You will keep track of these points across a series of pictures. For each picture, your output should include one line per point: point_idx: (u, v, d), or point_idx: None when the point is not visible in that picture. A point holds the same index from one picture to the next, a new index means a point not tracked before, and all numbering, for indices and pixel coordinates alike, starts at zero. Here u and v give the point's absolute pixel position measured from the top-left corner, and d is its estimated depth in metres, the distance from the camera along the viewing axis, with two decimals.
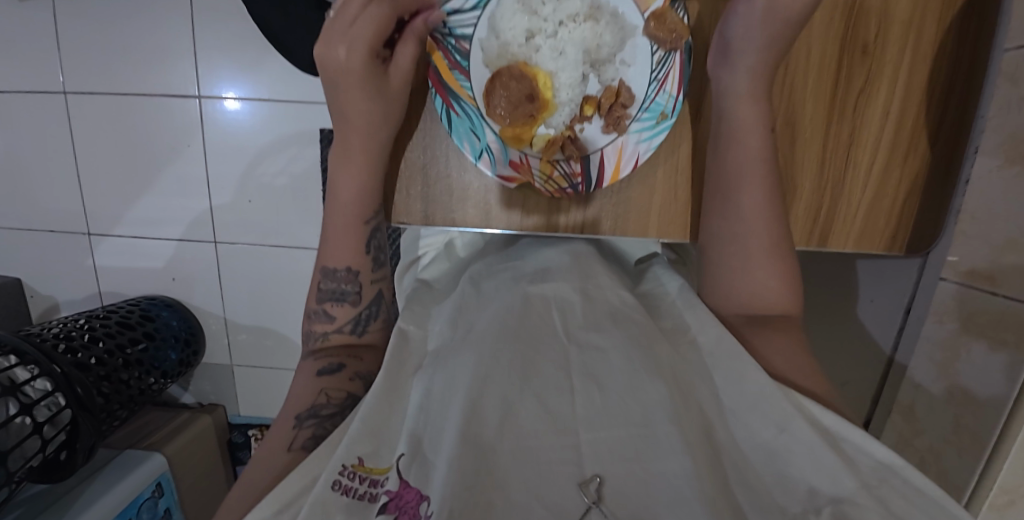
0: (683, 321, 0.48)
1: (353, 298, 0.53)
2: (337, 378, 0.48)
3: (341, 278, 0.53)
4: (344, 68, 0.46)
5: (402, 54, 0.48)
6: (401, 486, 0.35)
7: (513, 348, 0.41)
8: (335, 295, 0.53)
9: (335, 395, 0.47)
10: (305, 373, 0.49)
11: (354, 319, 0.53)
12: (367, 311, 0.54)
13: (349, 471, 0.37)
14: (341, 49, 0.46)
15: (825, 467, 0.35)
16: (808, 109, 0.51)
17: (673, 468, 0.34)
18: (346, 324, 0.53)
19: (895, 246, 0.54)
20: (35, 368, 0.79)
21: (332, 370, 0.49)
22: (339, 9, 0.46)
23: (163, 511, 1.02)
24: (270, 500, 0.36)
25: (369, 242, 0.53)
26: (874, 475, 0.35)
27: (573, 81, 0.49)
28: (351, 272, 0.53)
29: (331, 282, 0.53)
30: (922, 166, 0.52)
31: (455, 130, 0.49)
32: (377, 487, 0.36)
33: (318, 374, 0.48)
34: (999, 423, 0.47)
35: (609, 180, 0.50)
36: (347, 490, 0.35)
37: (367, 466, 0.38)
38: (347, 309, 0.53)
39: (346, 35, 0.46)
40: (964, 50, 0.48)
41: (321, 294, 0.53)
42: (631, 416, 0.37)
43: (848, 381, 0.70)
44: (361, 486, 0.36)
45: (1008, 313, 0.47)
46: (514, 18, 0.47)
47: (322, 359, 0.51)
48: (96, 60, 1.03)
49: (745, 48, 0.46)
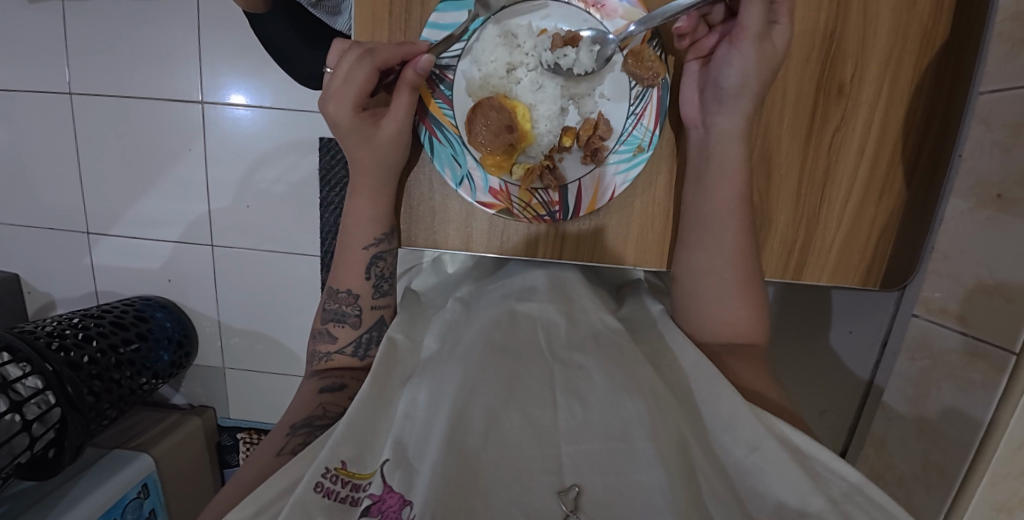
0: (661, 346, 0.50)
1: (353, 320, 0.56)
2: (336, 395, 0.50)
3: (342, 299, 0.56)
4: (337, 123, 0.50)
5: (398, 105, 0.48)
6: (384, 490, 0.35)
7: (496, 361, 0.43)
8: (336, 315, 0.56)
9: (332, 409, 0.48)
10: (308, 390, 0.51)
11: (355, 341, 0.55)
12: (368, 334, 0.56)
13: (332, 474, 0.37)
14: (331, 105, 0.49)
15: (794, 484, 0.35)
16: (785, 144, 0.51)
17: (650, 479, 0.35)
18: (348, 345, 0.55)
19: (869, 281, 0.55)
20: (27, 366, 0.80)
21: (334, 388, 0.51)
22: (334, 68, 0.49)
23: (148, 512, 1.02)
24: (245, 503, 0.36)
25: (369, 269, 0.56)
26: (842, 494, 0.36)
27: (551, 113, 0.50)
28: (352, 295, 0.56)
29: (333, 303, 0.56)
30: (899, 203, 0.52)
31: (437, 156, 0.51)
32: (359, 491, 0.37)
33: (320, 391, 0.50)
34: (967, 461, 0.48)
35: (586, 210, 0.51)
36: (329, 493, 0.36)
37: (351, 470, 0.38)
38: (348, 330, 0.55)
39: (337, 93, 0.49)
40: (940, 92, 0.49)
41: (324, 314, 0.56)
42: (611, 429, 0.38)
43: (826, 410, 0.71)
44: (343, 489, 0.36)
45: (978, 354, 0.48)
46: (495, 51, 0.48)
47: (326, 378, 0.53)
48: (104, 63, 1.05)
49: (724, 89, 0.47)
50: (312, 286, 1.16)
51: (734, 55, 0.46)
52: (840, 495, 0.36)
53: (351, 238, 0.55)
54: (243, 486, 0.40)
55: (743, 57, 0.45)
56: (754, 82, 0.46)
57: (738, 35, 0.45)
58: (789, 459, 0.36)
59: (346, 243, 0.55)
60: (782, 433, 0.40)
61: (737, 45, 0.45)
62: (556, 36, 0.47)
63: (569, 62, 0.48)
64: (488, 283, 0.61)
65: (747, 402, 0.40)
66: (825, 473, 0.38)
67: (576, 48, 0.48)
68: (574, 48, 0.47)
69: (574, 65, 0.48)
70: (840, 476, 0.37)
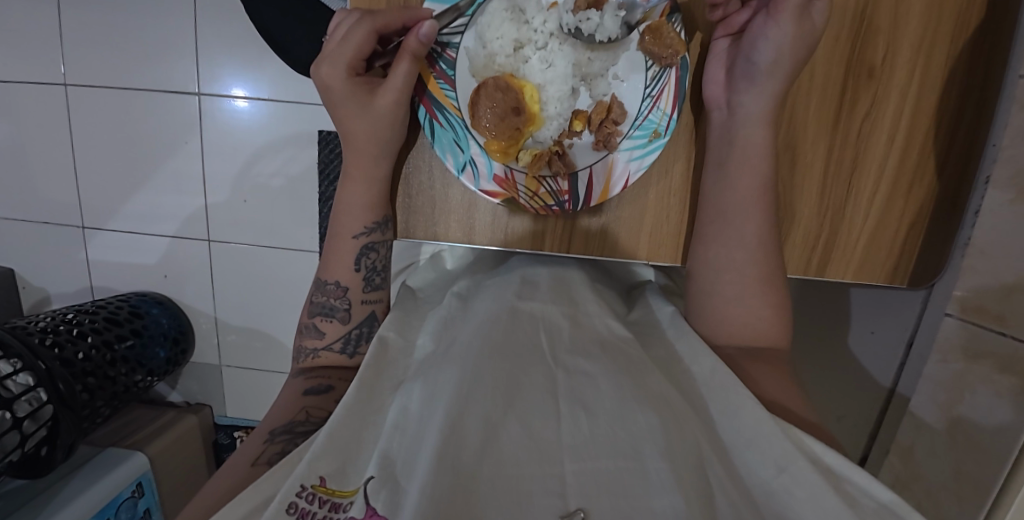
0: (676, 351, 0.47)
1: (342, 314, 0.53)
2: (320, 398, 0.47)
3: (331, 292, 0.53)
4: (328, 87, 0.47)
5: (396, 73, 0.45)
6: (366, 513, 0.32)
7: (496, 365, 0.40)
8: (324, 309, 0.53)
9: (315, 414, 0.45)
10: (291, 391, 0.48)
11: (343, 337, 0.52)
12: (358, 329, 0.53)
13: (308, 492, 0.34)
14: (325, 67, 0.46)
15: (825, 509, 0.32)
16: (810, 131, 0.48)
17: (662, 504, 0.32)
18: (336, 341, 0.52)
19: (896, 279, 0.52)
20: (19, 362, 0.78)
21: (320, 391, 0.48)
22: (333, 30, 0.46)
23: (143, 512, 1.00)
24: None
25: (360, 260, 0.53)
26: (877, 515, 0.33)
27: (561, 95, 0.47)
28: (341, 288, 0.53)
29: (321, 296, 0.53)
30: (929, 197, 0.49)
31: (438, 141, 0.47)
32: (337, 512, 0.33)
33: (305, 393, 0.48)
34: (1004, 472, 0.45)
35: (597, 199, 0.48)
36: (304, 514, 0.33)
37: (330, 487, 0.35)
38: (336, 325, 0.52)
39: (333, 56, 0.46)
40: (976, 77, 0.46)
41: (312, 308, 0.53)
42: (620, 445, 0.35)
43: (845, 415, 0.68)
44: (320, 509, 0.33)
45: (1017, 356, 0.44)
46: (502, 27, 0.45)
47: (312, 378, 0.50)
48: (98, 52, 1.02)
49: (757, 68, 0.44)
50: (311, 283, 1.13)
51: (771, 28, 0.43)
52: (877, 517, 0.33)
53: (345, 227, 0.52)
54: (217, 495, 0.37)
55: (779, 33, 0.42)
56: (788, 61, 0.43)
57: (778, 6, 0.42)
58: (822, 482, 0.34)
59: (339, 234, 0.52)
60: (811, 451, 0.37)
61: (775, 16, 0.42)
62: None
63: (591, 26, 0.45)
64: (486, 279, 0.58)
65: (772, 415, 0.38)
66: (858, 495, 0.35)
67: (600, 11, 0.45)
68: (598, 12, 0.45)
69: (597, 29, 0.45)
70: (877, 501, 0.34)
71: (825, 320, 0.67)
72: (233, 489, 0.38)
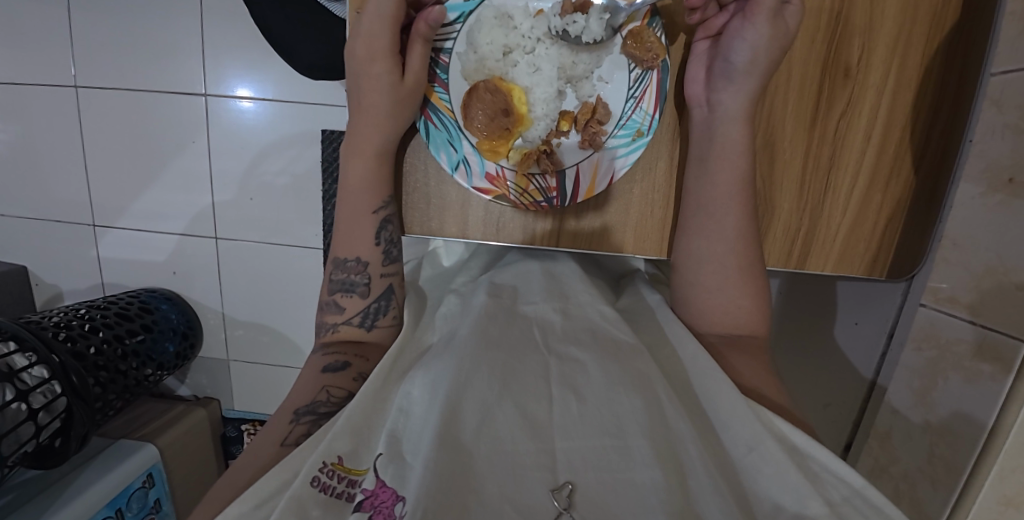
0: (661, 336, 0.50)
1: (362, 289, 0.54)
2: (341, 377, 0.48)
3: (351, 268, 0.54)
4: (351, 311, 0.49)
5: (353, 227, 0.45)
6: (376, 485, 0.35)
7: (492, 354, 0.42)
8: (345, 286, 0.54)
9: (336, 393, 0.46)
10: (312, 369, 0.49)
11: (362, 311, 0.53)
12: (376, 304, 0.54)
13: (328, 469, 0.37)
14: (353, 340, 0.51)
15: (790, 485, 0.35)
16: (789, 130, 0.50)
17: (645, 478, 0.35)
18: (355, 316, 0.54)
19: (875, 271, 0.53)
20: (33, 355, 0.81)
21: (337, 368, 0.49)
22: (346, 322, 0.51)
23: (153, 501, 1.04)
24: (248, 495, 0.36)
25: (378, 234, 0.53)
26: (842, 497, 0.36)
27: (548, 96, 0.49)
28: (361, 264, 0.53)
29: (341, 273, 0.54)
30: (905, 191, 0.51)
31: (432, 140, 0.50)
32: (355, 487, 0.37)
33: (323, 371, 0.49)
34: (972, 457, 0.47)
35: (583, 196, 0.50)
36: (325, 487, 0.36)
37: (347, 465, 0.38)
38: (357, 300, 0.53)
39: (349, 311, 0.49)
40: (950, 77, 0.47)
41: (331, 285, 0.54)
42: (605, 424, 0.38)
43: (830, 402, 0.69)
44: (339, 485, 0.37)
45: (985, 345, 0.46)
46: (492, 32, 0.47)
47: (330, 354, 0.51)
48: (107, 55, 1.06)
49: (735, 72, 0.46)
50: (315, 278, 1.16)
51: (748, 29, 0.45)
52: (843, 503, 0.35)
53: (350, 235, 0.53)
54: (245, 479, 0.40)
55: (756, 33, 0.45)
56: (764, 59, 0.45)
57: (752, 8, 0.44)
58: (790, 463, 0.36)
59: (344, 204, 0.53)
60: (780, 431, 0.40)
61: (750, 19, 0.45)
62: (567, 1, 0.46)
63: (578, 29, 0.47)
64: (483, 275, 0.60)
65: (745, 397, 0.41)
66: (825, 475, 0.37)
67: (586, 14, 0.46)
68: (584, 15, 0.46)
69: (582, 32, 0.47)
70: (840, 479, 0.37)
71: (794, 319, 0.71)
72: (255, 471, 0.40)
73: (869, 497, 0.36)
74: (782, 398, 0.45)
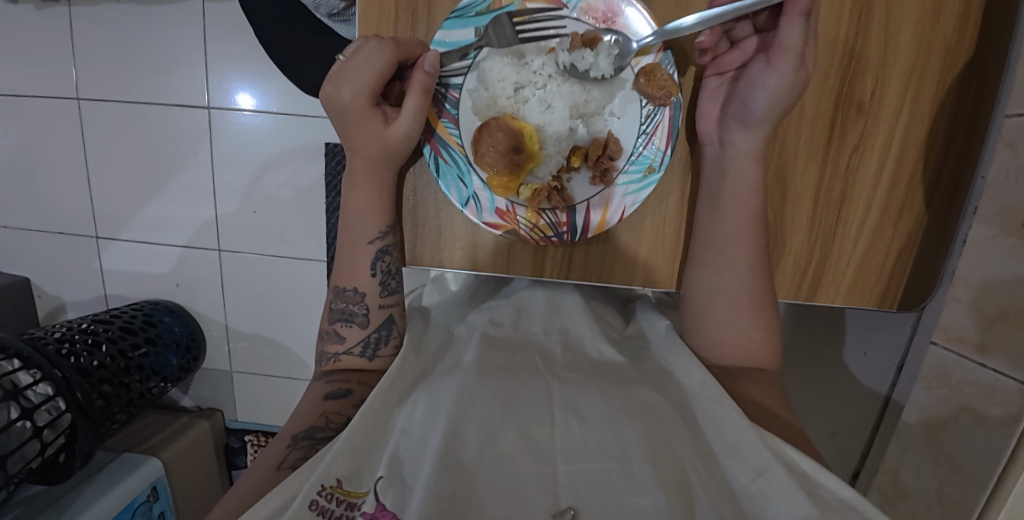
0: (669, 366, 0.50)
1: (361, 319, 0.53)
2: (339, 403, 0.48)
3: (350, 298, 0.54)
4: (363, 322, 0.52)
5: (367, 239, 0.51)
6: (376, 508, 0.34)
7: (494, 383, 0.43)
8: (344, 315, 0.54)
9: (334, 419, 0.46)
10: (312, 396, 0.49)
11: (362, 341, 0.53)
12: (377, 334, 0.53)
13: (327, 492, 0.36)
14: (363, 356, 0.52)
15: (796, 508, 0.34)
16: (801, 164, 0.50)
17: (648, 503, 0.34)
18: (356, 345, 0.53)
19: (885, 303, 0.53)
20: (37, 372, 0.81)
21: (339, 395, 0.49)
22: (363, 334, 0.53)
23: (158, 514, 1.04)
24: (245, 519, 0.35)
25: (374, 264, 0.53)
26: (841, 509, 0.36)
27: (560, 134, 0.49)
28: (359, 294, 0.53)
29: (341, 302, 0.54)
30: (917, 225, 0.50)
31: (442, 176, 0.49)
32: (353, 510, 0.35)
33: (325, 398, 0.49)
34: (983, 496, 0.47)
35: (594, 231, 0.50)
36: (323, 511, 0.35)
37: (346, 488, 0.36)
38: (356, 330, 0.53)
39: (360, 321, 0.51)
40: (965, 113, 0.47)
41: (332, 314, 0.54)
42: (609, 449, 0.37)
43: (838, 432, 0.69)
44: (338, 508, 0.35)
45: (996, 387, 0.46)
46: (503, 70, 0.47)
47: (332, 382, 0.51)
48: (110, 67, 1.05)
49: (757, 117, 0.45)
50: (318, 292, 1.15)
51: (771, 76, 0.43)
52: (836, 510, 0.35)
53: (358, 269, 0.53)
54: (242, 498, 0.39)
55: (778, 80, 0.43)
56: (785, 105, 0.44)
57: (778, 54, 0.43)
58: (793, 483, 0.36)
59: (350, 239, 0.53)
60: (787, 457, 0.39)
61: (774, 65, 0.43)
62: (576, 35, 0.46)
63: (586, 65, 0.47)
64: (487, 302, 0.61)
65: (752, 425, 0.40)
66: (823, 495, 0.37)
67: (594, 50, 0.46)
68: (592, 51, 0.46)
69: (591, 68, 0.47)
70: (837, 499, 0.37)
71: None
72: (252, 493, 0.40)
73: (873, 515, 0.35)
74: (792, 434, 0.44)
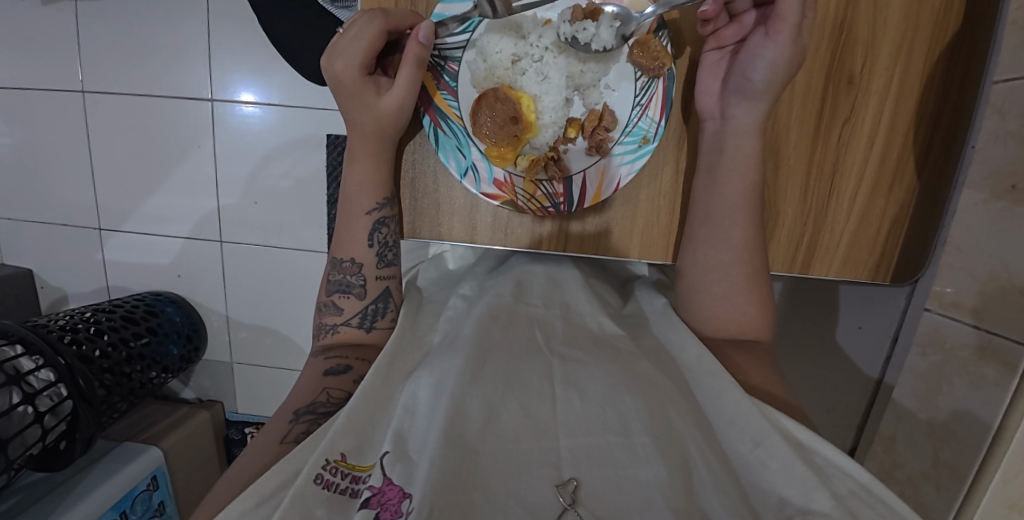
0: (666, 339, 0.50)
1: (359, 290, 0.54)
2: (340, 379, 0.48)
3: (347, 269, 0.54)
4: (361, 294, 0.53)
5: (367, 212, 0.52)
6: (384, 482, 0.35)
7: (496, 358, 0.43)
8: (342, 286, 0.54)
9: (335, 394, 0.46)
10: (312, 371, 0.50)
11: (360, 313, 0.54)
12: (374, 306, 0.55)
13: (332, 466, 0.36)
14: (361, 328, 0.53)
15: (794, 477, 0.35)
16: (793, 137, 0.51)
17: (649, 475, 0.35)
18: (354, 317, 0.54)
19: (879, 276, 0.54)
20: (40, 358, 0.81)
21: (339, 371, 0.49)
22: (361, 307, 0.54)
23: (157, 504, 1.04)
24: (250, 493, 0.36)
25: (373, 235, 0.54)
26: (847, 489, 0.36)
27: (556, 105, 0.50)
28: (357, 265, 0.54)
29: (338, 274, 0.55)
30: (909, 196, 0.51)
31: (441, 147, 0.51)
32: (359, 483, 0.36)
33: (324, 374, 0.49)
34: (978, 459, 0.47)
35: (590, 202, 0.51)
36: (328, 485, 0.36)
37: (350, 462, 0.37)
38: (354, 301, 0.54)
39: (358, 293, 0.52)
40: (953, 84, 0.48)
41: (330, 286, 0.55)
42: (609, 422, 0.38)
43: (835, 407, 0.70)
44: (343, 481, 0.36)
45: (991, 348, 0.47)
46: (501, 42, 0.49)
47: (331, 358, 0.51)
48: (114, 60, 1.06)
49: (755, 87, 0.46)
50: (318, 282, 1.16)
51: (768, 47, 0.44)
52: (850, 495, 0.35)
53: (357, 240, 0.54)
54: (249, 476, 0.39)
55: (776, 51, 0.44)
56: (783, 78, 0.45)
57: (775, 25, 0.43)
58: (793, 455, 0.36)
59: (351, 213, 0.54)
60: (785, 427, 0.40)
61: (772, 36, 0.44)
62: (577, 8, 0.47)
63: (587, 36, 0.47)
64: (486, 279, 0.61)
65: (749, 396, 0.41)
66: (831, 470, 0.37)
67: (596, 21, 0.47)
68: (594, 22, 0.47)
69: (592, 39, 0.47)
70: (847, 474, 0.37)
71: (798, 330, 0.71)
72: (258, 463, 0.40)
73: (876, 492, 0.36)
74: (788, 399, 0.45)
